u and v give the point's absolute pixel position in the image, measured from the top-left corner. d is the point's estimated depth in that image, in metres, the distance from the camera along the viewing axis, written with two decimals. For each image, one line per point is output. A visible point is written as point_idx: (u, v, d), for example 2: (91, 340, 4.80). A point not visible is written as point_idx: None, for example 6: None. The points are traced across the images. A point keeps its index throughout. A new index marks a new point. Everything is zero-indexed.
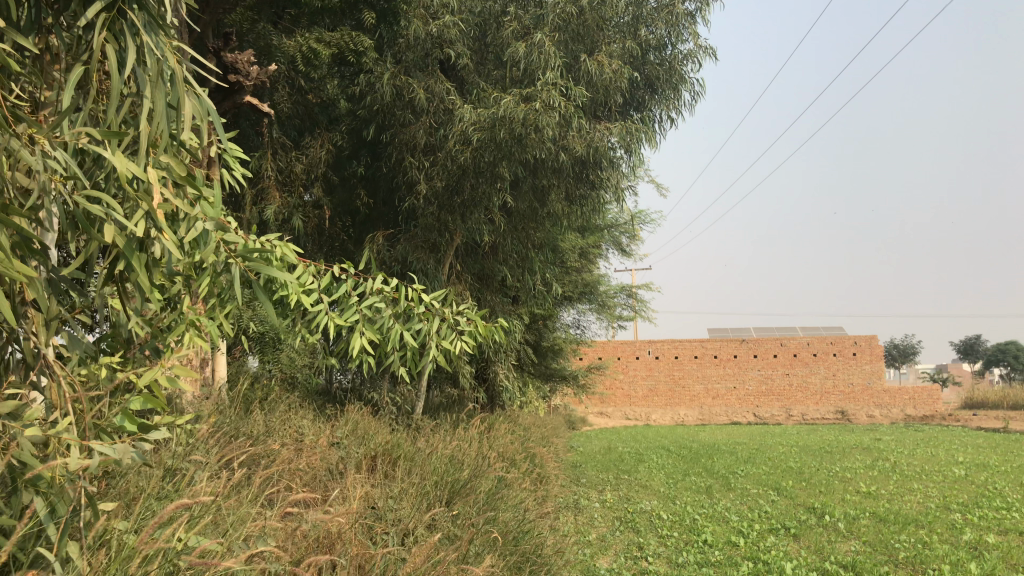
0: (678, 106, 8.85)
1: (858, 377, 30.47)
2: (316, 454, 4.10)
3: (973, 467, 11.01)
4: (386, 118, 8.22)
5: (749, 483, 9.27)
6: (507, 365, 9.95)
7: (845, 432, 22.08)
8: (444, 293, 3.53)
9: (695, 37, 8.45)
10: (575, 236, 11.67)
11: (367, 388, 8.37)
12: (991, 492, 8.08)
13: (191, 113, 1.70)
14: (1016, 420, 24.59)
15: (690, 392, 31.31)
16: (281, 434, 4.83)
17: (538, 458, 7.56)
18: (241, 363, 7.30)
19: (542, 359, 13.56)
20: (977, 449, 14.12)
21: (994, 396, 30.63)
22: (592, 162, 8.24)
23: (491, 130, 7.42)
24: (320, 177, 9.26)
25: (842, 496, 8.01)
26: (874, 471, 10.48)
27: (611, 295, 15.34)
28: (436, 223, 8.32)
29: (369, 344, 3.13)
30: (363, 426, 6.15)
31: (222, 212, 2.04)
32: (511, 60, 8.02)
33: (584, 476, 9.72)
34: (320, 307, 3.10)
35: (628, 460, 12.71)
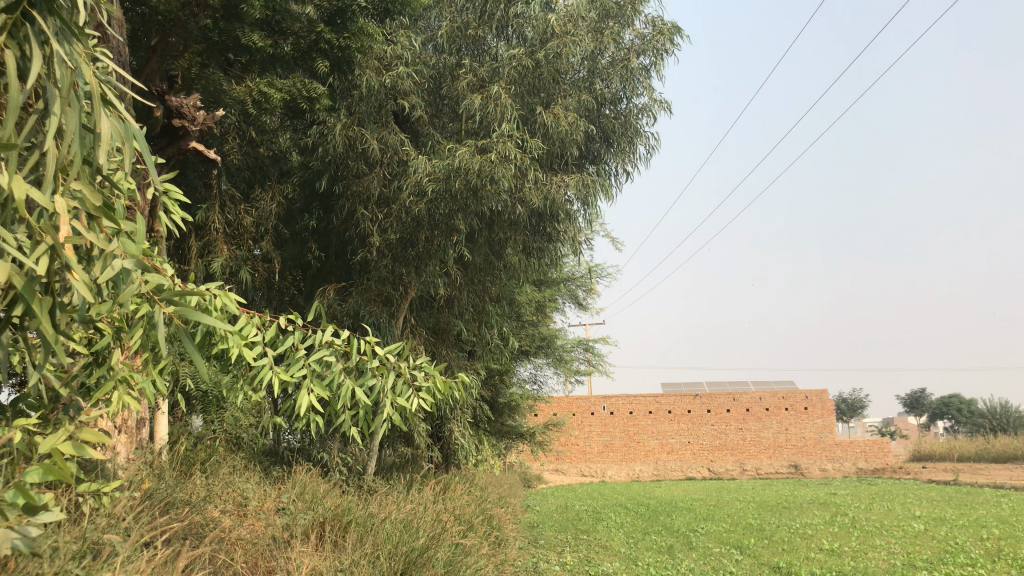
0: (634, 159, 8.82)
1: (811, 431, 30.81)
2: (261, 522, 3.82)
3: (931, 521, 10.96)
4: (338, 169, 8.07)
5: (711, 542, 9.06)
6: (463, 422, 9.68)
7: (799, 486, 22.05)
8: (399, 346, 3.27)
9: (650, 90, 8.46)
10: (531, 289, 11.52)
11: (317, 447, 8.04)
12: (954, 548, 7.98)
13: (109, 135, 1.55)
14: (966, 473, 24.82)
15: (645, 447, 31.12)
16: (223, 501, 4.52)
17: (496, 520, 7.28)
18: (183, 423, 6.95)
19: (499, 416, 13.28)
20: (932, 503, 14.09)
21: (942, 448, 31.02)
22: (548, 214, 8.14)
23: (446, 181, 7.30)
24: (270, 230, 9.04)
25: (807, 554, 7.85)
26: (834, 527, 10.35)
27: (569, 350, 15.18)
28: (390, 276, 8.15)
29: (317, 401, 2.90)
30: (313, 489, 5.84)
31: (142, 250, 1.87)
32: (467, 112, 7.94)
33: (542, 537, 9.42)
34: (263, 361, 2.88)
35: (586, 519, 12.41)
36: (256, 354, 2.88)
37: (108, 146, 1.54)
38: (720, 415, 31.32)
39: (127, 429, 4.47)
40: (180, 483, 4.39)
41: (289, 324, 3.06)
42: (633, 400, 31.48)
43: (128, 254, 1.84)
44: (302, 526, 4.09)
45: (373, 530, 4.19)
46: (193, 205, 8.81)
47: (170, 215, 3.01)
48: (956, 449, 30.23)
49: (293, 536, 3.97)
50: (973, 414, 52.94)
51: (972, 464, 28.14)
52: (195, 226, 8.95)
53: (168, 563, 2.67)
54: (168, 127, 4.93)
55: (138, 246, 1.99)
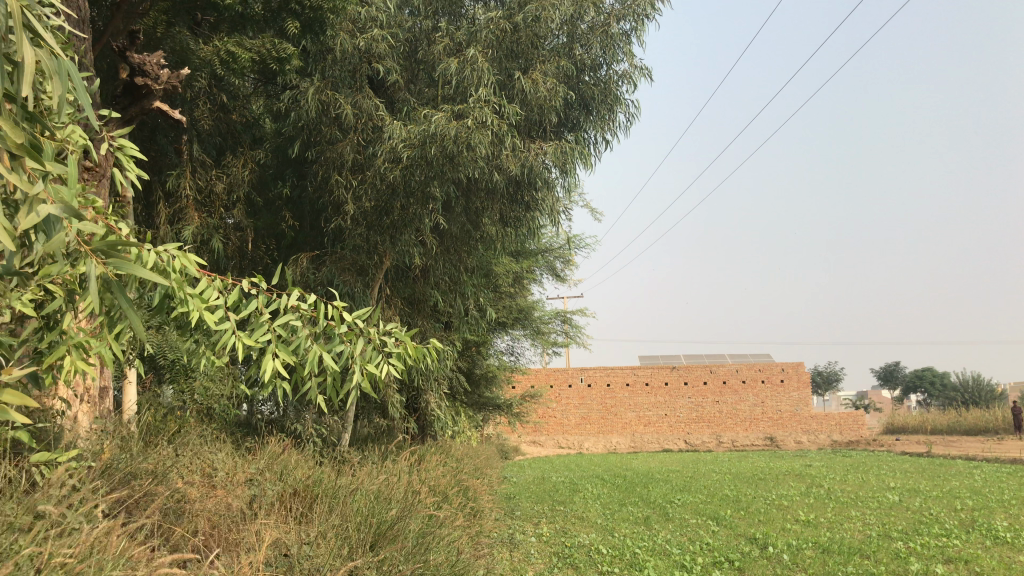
0: (614, 127, 8.67)
1: (786, 404, 31.07)
2: (226, 495, 3.72)
3: (904, 492, 11.03)
4: (312, 135, 7.88)
5: (687, 513, 9.06)
6: (439, 394, 9.59)
7: (775, 458, 22.21)
8: (369, 310, 3.14)
9: (631, 57, 8.31)
10: (508, 260, 11.39)
11: (291, 419, 7.92)
12: (929, 519, 8.01)
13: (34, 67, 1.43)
14: (938, 445, 25.13)
15: (622, 420, 31.25)
16: (189, 472, 4.39)
17: (472, 491, 7.20)
18: (152, 393, 6.80)
19: (475, 388, 13.20)
20: (906, 475, 14.22)
21: (914, 421, 31.39)
22: (526, 181, 8.00)
23: (422, 147, 7.12)
24: (242, 198, 8.83)
25: (783, 525, 7.86)
26: (810, 498, 10.39)
27: (546, 322, 15.10)
28: (364, 244, 7.99)
29: (282, 368, 2.77)
30: (284, 460, 5.72)
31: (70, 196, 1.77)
32: (443, 77, 7.75)
33: (519, 509, 9.38)
34: (226, 325, 2.75)
35: (563, 490, 12.40)
36: (218, 318, 2.74)
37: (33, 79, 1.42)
38: (697, 387, 31.49)
39: (89, 398, 4.33)
40: (145, 454, 4.27)
41: (252, 287, 2.92)
42: (610, 373, 31.55)
43: (56, 200, 1.74)
44: (270, 498, 3.98)
45: (343, 503, 4.08)
46: (163, 171, 8.59)
47: (127, 173, 2.85)
48: (929, 421, 30.61)
49: (260, 509, 3.86)
50: (945, 387, 53.65)
51: (944, 436, 28.52)
52: (164, 192, 8.73)
53: (119, 537, 2.57)
54: (130, 86, 4.72)
55: (69, 194, 1.88)
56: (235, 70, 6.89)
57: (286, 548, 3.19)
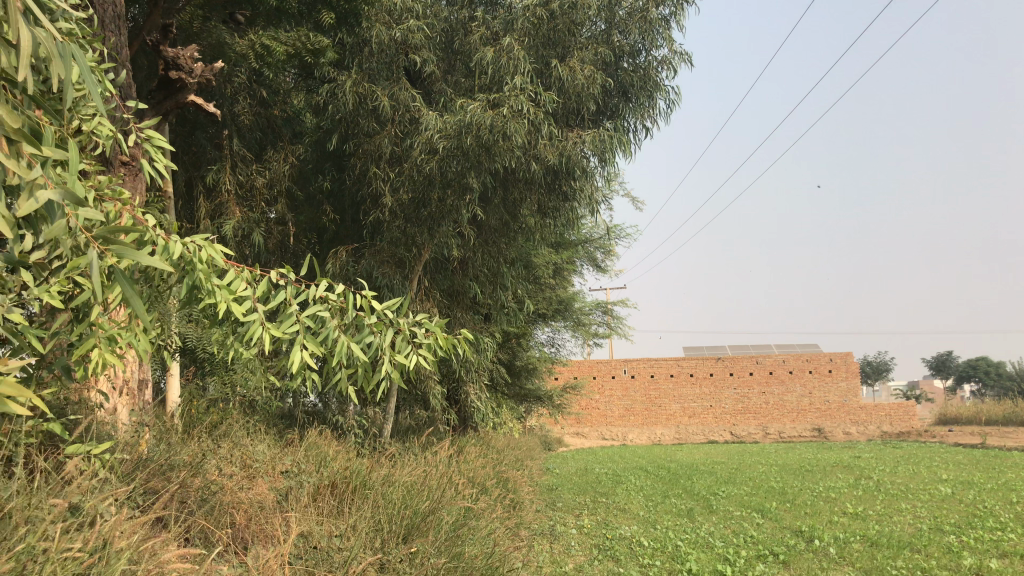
0: (653, 115, 8.53)
1: (834, 395, 30.54)
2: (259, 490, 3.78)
3: (958, 484, 10.74)
4: (349, 127, 7.89)
5: (731, 505, 8.92)
6: (479, 385, 9.57)
7: (824, 449, 21.85)
8: (399, 300, 3.10)
9: (670, 42, 8.15)
10: (548, 251, 11.31)
11: (332, 411, 7.97)
12: (983, 512, 7.78)
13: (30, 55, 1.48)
14: (993, 436, 24.48)
15: (666, 411, 31.01)
16: (227, 464, 4.41)
17: (512, 483, 7.16)
18: (194, 386, 6.88)
19: (516, 379, 13.16)
20: (959, 467, 13.85)
21: (967, 411, 30.64)
22: (564, 171, 7.91)
23: (458, 138, 7.07)
24: (283, 192, 8.88)
25: (830, 518, 7.69)
26: (858, 490, 10.17)
27: (587, 312, 14.99)
28: (403, 237, 7.98)
29: (310, 359, 2.74)
30: (322, 451, 5.73)
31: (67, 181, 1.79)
32: (479, 66, 7.69)
33: (560, 500, 9.33)
34: (253, 317, 2.73)
35: (605, 482, 12.32)
36: (245, 310, 2.73)
37: (27, 65, 1.46)
38: (743, 378, 31.11)
39: (129, 391, 4.39)
40: (183, 446, 4.29)
41: (280, 278, 2.90)
42: (654, 364, 31.31)
43: (53, 187, 1.76)
44: (306, 490, 3.99)
45: (379, 495, 4.07)
46: (204, 167, 8.67)
47: (154, 163, 2.84)
48: (983, 411, 29.86)
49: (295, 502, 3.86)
50: (1000, 376, 52.30)
51: (999, 427, 27.80)
52: (206, 188, 8.82)
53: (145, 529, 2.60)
54: (166, 80, 4.74)
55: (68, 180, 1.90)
56: (270, 63, 6.92)
57: (316, 541, 3.21)
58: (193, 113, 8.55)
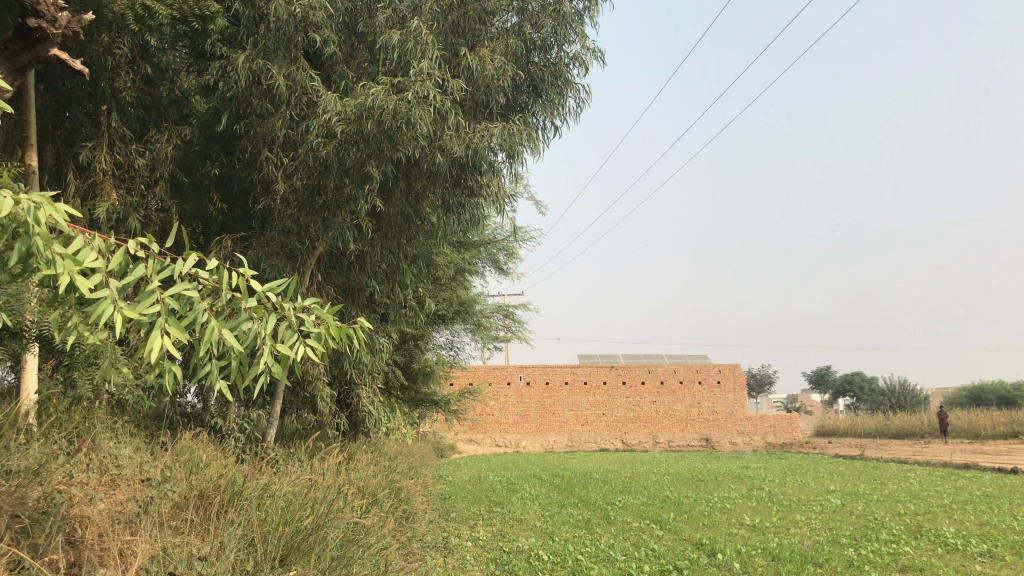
0: (564, 113, 8.26)
1: (722, 405, 31.24)
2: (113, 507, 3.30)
3: (847, 496, 10.89)
4: (241, 107, 7.36)
5: (629, 516, 8.73)
6: (372, 388, 9.10)
7: (713, 459, 22.12)
8: (284, 283, 2.68)
9: (583, 38, 7.91)
10: (449, 250, 10.94)
11: (211, 413, 7.38)
12: (875, 524, 7.83)
13: None
14: (871, 448, 25.44)
15: (560, 418, 31.01)
16: (79, 470, 3.87)
17: (405, 492, 6.74)
18: (53, 383, 6.19)
19: (412, 383, 12.71)
20: (844, 478, 14.19)
21: (845, 424, 31.80)
22: (469, 165, 7.57)
23: (358, 122, 6.63)
24: (166, 176, 8.23)
25: (730, 530, 7.59)
26: (752, 501, 10.15)
27: (488, 315, 14.68)
28: (295, 227, 7.47)
29: (171, 347, 2.31)
30: (196, 457, 5.18)
31: None
32: (384, 51, 7.24)
33: (454, 510, 8.94)
34: (103, 293, 2.27)
35: (500, 490, 12.00)
36: (93, 284, 2.27)
37: None
38: (635, 387, 31.48)
39: None
40: (27, 451, 3.74)
41: (140, 249, 2.45)
42: (549, 371, 31.29)
43: None
44: (169, 503, 3.52)
45: (252, 511, 3.62)
46: (77, 142, 7.92)
47: None
48: (859, 424, 31.04)
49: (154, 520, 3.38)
50: (873, 391, 54.87)
51: (876, 439, 28.90)
52: (78, 166, 8.08)
53: None
54: (24, 29, 4.16)
55: None
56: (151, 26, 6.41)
57: (173, 566, 2.76)
58: (67, 83, 7.83)
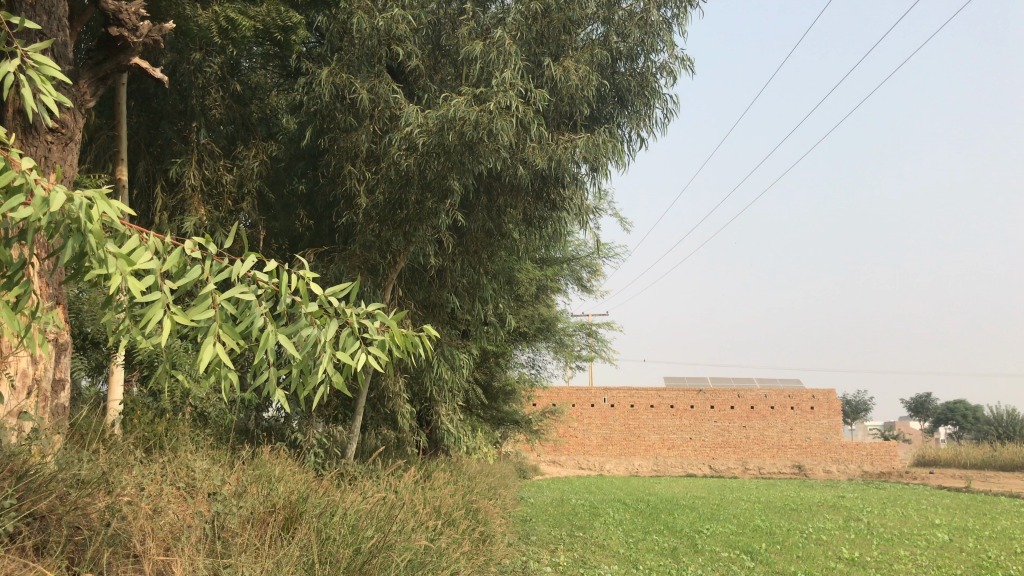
0: (650, 124, 8.00)
1: (814, 432, 30.15)
2: (176, 525, 3.23)
3: (954, 530, 10.20)
4: (324, 121, 7.36)
5: (717, 545, 8.34)
6: (452, 406, 8.97)
7: (807, 487, 21.21)
8: (347, 286, 2.54)
9: (672, 46, 7.66)
10: (531, 267, 10.77)
11: (291, 428, 7.35)
12: (988, 563, 7.25)
13: None
14: (977, 480, 24.05)
15: (645, 442, 30.38)
16: (150, 483, 3.81)
17: (483, 514, 6.54)
18: (137, 394, 6.22)
19: (493, 402, 12.54)
20: (949, 511, 13.34)
21: (947, 454, 30.20)
22: (552, 177, 7.39)
23: (440, 134, 6.52)
24: (252, 192, 8.30)
25: (826, 564, 7.14)
26: (850, 534, 9.59)
27: (571, 334, 14.43)
28: (376, 242, 7.40)
29: (224, 355, 2.18)
30: (272, 472, 5.09)
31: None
32: (467, 63, 7.12)
33: (535, 533, 8.72)
34: (155, 296, 2.15)
35: (583, 514, 11.68)
36: (145, 286, 2.15)
37: None
38: (723, 411, 30.63)
39: (39, 393, 3.75)
40: (100, 462, 3.68)
41: (196, 249, 2.33)
42: (634, 393, 30.73)
43: None
44: (232, 521, 3.43)
45: (315, 533, 3.48)
46: (168, 159, 8.06)
47: (45, 101, 2.28)
48: (963, 454, 29.43)
49: (216, 540, 3.27)
50: (978, 420, 52.12)
51: (983, 471, 27.32)
52: (169, 182, 8.22)
53: None
54: (104, 38, 4.20)
55: None
56: (236, 39, 6.48)
57: None
58: (159, 101, 7.98)
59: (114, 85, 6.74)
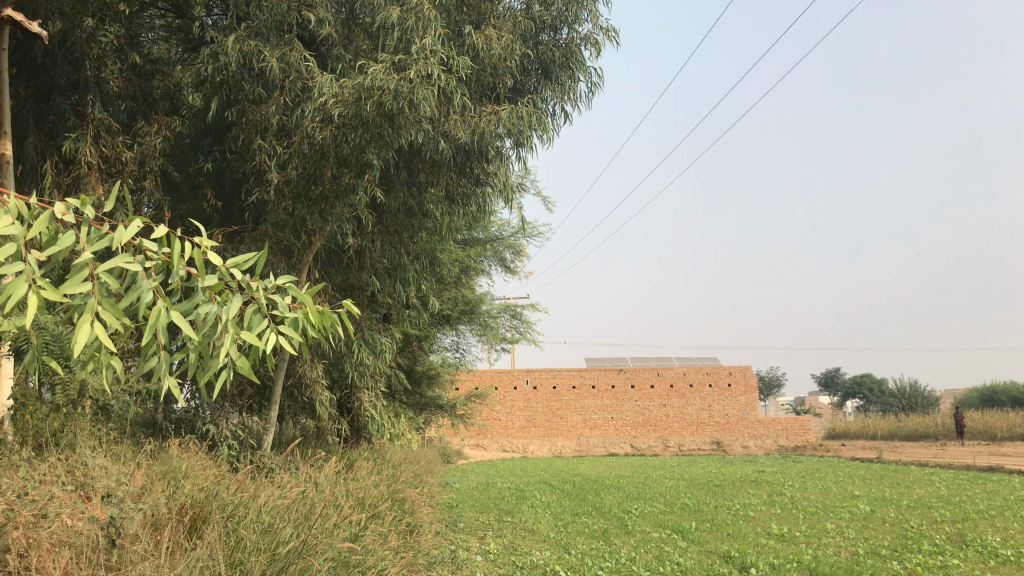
0: (575, 98, 7.76)
1: (733, 408, 30.74)
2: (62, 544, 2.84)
3: (875, 501, 10.35)
4: (232, 92, 6.89)
5: (647, 525, 8.23)
6: (375, 392, 8.63)
7: (727, 463, 21.50)
8: (254, 257, 2.23)
9: (596, 16, 7.44)
10: (453, 247, 10.46)
11: (203, 419, 6.89)
12: (914, 533, 7.30)
13: None
14: (887, 450, 24.85)
15: (568, 423, 30.50)
16: (37, 492, 3.39)
17: (410, 504, 6.24)
18: (28, 389, 5.67)
19: (417, 387, 12.22)
20: (865, 482, 13.64)
21: (857, 426, 31.20)
22: (475, 151, 7.09)
23: (357, 104, 6.12)
24: (156, 171, 7.75)
25: (757, 540, 7.08)
26: (776, 509, 9.62)
27: (495, 315, 14.20)
28: (290, 220, 6.97)
29: (104, 337, 1.85)
30: (179, 469, 4.66)
31: None
32: (384, 30, 6.73)
33: (463, 520, 8.46)
34: (16, 267, 1.80)
35: (510, 498, 11.49)
36: (4, 256, 1.79)
37: None
38: (644, 390, 30.97)
39: None
40: None
41: (69, 213, 1.99)
42: (557, 375, 30.80)
43: None
44: (128, 534, 3.06)
45: (224, 540, 3.15)
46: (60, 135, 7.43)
47: None
48: (872, 425, 30.44)
49: (110, 555, 2.90)
50: (884, 393, 54.21)
51: (892, 441, 28.29)
52: (62, 160, 7.59)
53: None
54: None
55: None
56: None
57: None
58: (49, 72, 7.34)
59: None
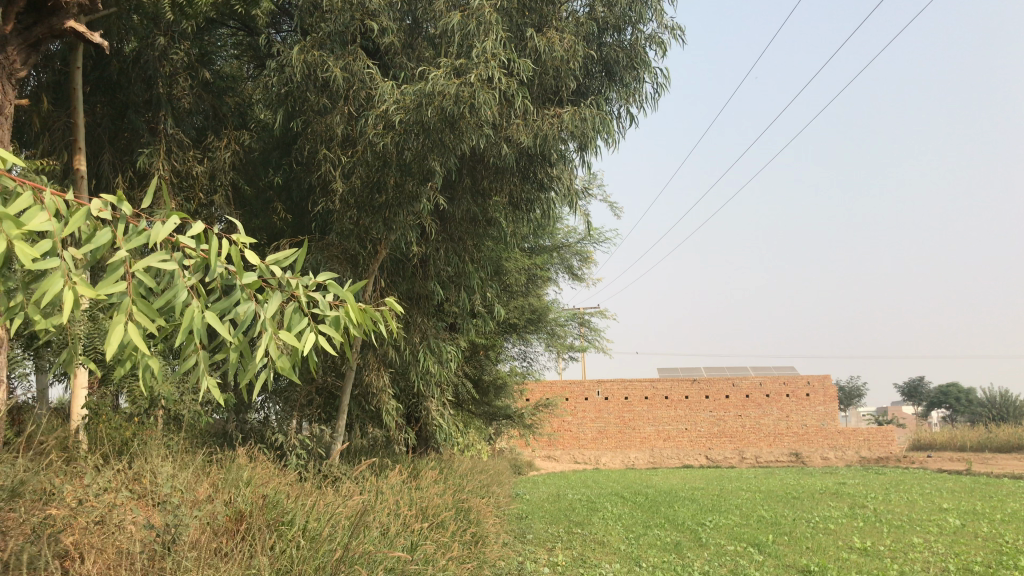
0: (640, 100, 7.62)
1: (811, 419, 29.86)
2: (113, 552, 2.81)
3: (964, 514, 9.85)
4: (297, 104, 6.94)
5: (722, 538, 7.96)
6: (442, 401, 8.57)
7: (806, 475, 20.84)
8: (294, 255, 2.18)
9: (661, 15, 7.29)
10: (518, 255, 10.38)
11: (272, 429, 6.92)
12: (1009, 548, 6.88)
13: None
14: (976, 462, 23.77)
15: (641, 434, 30.08)
16: (98, 499, 3.39)
17: (476, 514, 6.14)
18: (103, 399, 5.76)
19: (484, 397, 12.15)
20: (954, 494, 13.01)
21: (944, 437, 29.97)
22: (538, 155, 6.99)
23: (418, 111, 6.09)
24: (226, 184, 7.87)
25: (839, 555, 6.76)
26: (858, 522, 9.22)
27: (563, 324, 14.05)
28: (354, 229, 6.98)
29: (138, 337, 1.80)
30: (244, 477, 4.65)
31: None
32: (445, 35, 6.70)
33: (531, 532, 8.32)
34: (53, 264, 1.77)
35: (580, 509, 11.30)
36: (41, 252, 1.76)
37: None
38: (719, 400, 30.33)
39: None
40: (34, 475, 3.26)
41: (106, 209, 1.97)
42: (628, 385, 30.41)
43: None
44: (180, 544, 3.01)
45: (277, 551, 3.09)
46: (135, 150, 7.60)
47: None
48: (960, 436, 29.20)
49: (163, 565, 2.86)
50: (972, 403, 52.05)
51: (982, 452, 27.09)
52: (137, 175, 7.76)
53: None
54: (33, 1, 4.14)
55: None
56: None
57: None
58: (125, 90, 7.52)
59: (71, 70, 6.28)
